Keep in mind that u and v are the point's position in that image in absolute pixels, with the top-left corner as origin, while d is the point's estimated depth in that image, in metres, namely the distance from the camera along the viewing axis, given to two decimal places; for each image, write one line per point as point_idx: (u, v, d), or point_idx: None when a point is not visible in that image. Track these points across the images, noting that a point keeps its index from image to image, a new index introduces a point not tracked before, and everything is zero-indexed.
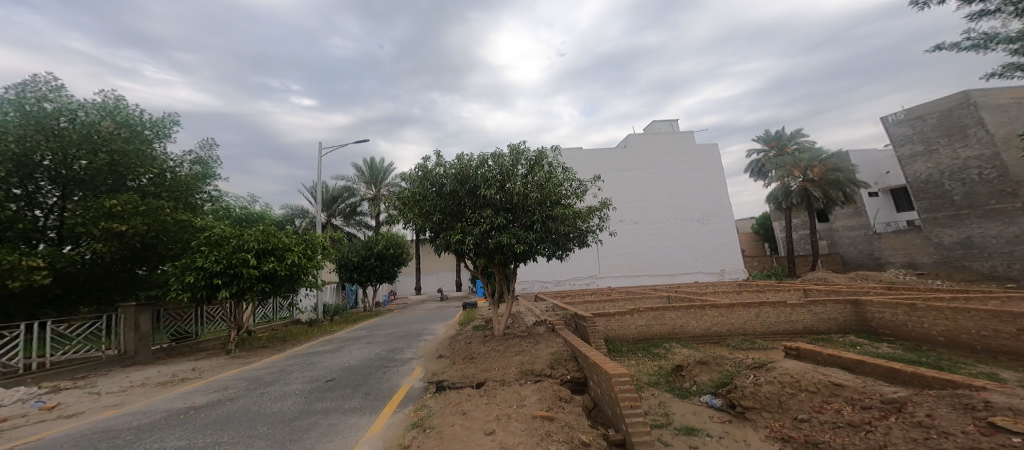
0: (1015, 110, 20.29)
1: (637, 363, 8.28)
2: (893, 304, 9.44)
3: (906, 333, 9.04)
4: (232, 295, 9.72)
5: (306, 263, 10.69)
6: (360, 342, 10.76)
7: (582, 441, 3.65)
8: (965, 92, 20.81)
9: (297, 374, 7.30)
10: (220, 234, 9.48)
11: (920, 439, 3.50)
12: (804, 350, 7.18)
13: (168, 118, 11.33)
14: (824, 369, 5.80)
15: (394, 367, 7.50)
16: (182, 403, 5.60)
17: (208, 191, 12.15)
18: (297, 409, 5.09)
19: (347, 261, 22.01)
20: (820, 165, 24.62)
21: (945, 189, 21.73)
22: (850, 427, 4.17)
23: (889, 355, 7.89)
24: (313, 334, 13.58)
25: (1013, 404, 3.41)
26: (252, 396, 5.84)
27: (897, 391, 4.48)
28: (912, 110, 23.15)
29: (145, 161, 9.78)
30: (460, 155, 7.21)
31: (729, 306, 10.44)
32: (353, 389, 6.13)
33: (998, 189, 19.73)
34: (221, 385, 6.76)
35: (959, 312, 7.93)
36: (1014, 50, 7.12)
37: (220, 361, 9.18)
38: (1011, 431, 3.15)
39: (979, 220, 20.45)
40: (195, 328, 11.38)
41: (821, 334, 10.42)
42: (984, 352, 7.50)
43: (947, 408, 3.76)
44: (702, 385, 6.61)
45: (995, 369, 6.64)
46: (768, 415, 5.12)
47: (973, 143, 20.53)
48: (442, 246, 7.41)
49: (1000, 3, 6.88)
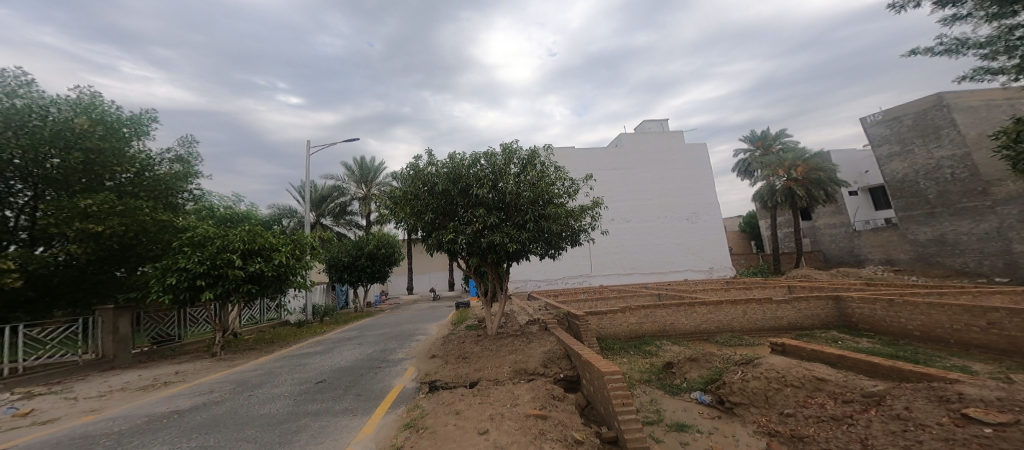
0: (985, 112, 21.07)
1: (628, 360, 8.37)
2: (872, 300, 9.74)
3: (885, 328, 9.33)
4: (217, 297, 9.47)
5: (294, 263, 10.52)
6: (351, 343, 10.64)
7: (575, 439, 3.67)
8: (939, 94, 21.52)
9: (286, 376, 7.18)
10: (204, 235, 9.27)
11: (898, 431, 3.63)
12: (789, 346, 7.34)
13: (146, 115, 10.99)
14: (808, 364, 5.95)
15: (386, 368, 7.43)
16: (165, 407, 5.45)
17: (190, 190, 11.83)
18: (286, 411, 5.02)
19: (337, 261, 21.68)
20: (804, 164, 25.21)
21: (921, 188, 22.48)
22: (833, 420, 4.30)
23: (868, 349, 8.16)
24: (303, 335, 13.37)
25: (986, 396, 3.54)
26: (239, 399, 5.72)
27: (877, 385, 4.62)
28: (889, 111, 23.98)
29: (121, 160, 9.45)
30: (453, 154, 7.17)
31: (718, 303, 10.63)
32: (343, 390, 6.05)
33: (970, 188, 20.46)
34: (206, 388, 6.59)
35: (934, 307, 8.22)
36: (984, 55, 7.40)
37: (205, 364, 8.96)
38: (983, 422, 3.28)
39: (952, 217, 21.23)
40: (179, 330, 11.09)
41: (804, 330, 10.67)
42: (956, 345, 7.80)
43: (923, 400, 3.90)
44: (692, 381, 6.71)
45: (968, 362, 6.90)
46: (755, 410, 5.25)
47: (947, 143, 21.23)
48: (435, 246, 7.36)
49: (972, 7, 7.13)
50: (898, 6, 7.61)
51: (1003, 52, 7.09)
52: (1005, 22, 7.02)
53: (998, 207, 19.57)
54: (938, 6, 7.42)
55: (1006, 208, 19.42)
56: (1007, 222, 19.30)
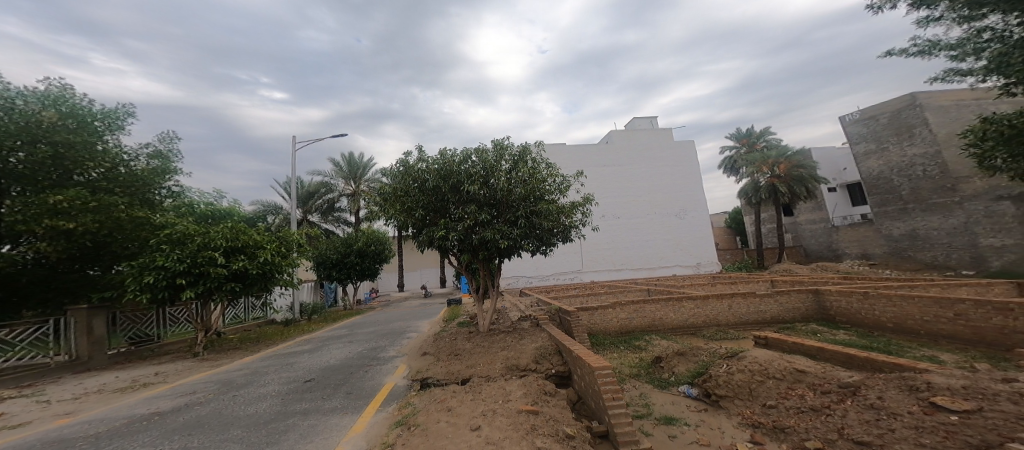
0: (955, 112, 21.79)
1: (619, 356, 8.47)
2: (849, 293, 10.07)
3: (861, 320, 9.68)
4: (198, 296, 9.21)
5: (280, 261, 10.27)
6: (340, 341, 10.49)
7: (567, 434, 3.70)
8: (912, 93, 22.18)
9: (273, 376, 7.04)
10: (183, 233, 9.04)
11: (872, 420, 3.79)
12: (772, 339, 7.54)
13: (122, 110, 10.59)
14: (790, 357, 6.12)
15: (376, 366, 7.36)
16: (145, 409, 5.30)
17: (168, 186, 11.43)
18: (275, 410, 4.96)
19: (326, 258, 21.34)
20: (786, 162, 25.70)
21: (894, 185, 23.30)
22: (812, 411, 4.44)
23: (845, 341, 8.47)
24: (290, 334, 13.17)
25: (952, 385, 3.71)
26: (223, 399, 5.60)
27: (852, 376, 4.81)
28: (866, 110, 24.68)
29: (94, 155, 9.05)
30: (443, 151, 7.12)
31: (704, 298, 10.86)
32: (333, 388, 5.99)
33: (940, 184, 21.25)
34: (188, 389, 6.41)
35: (906, 300, 8.54)
36: (954, 56, 7.68)
37: (188, 364, 8.76)
38: (950, 410, 3.44)
39: (924, 213, 22.08)
40: (158, 331, 10.74)
41: (786, 323, 10.96)
42: (926, 336, 8.13)
43: (895, 390, 4.06)
44: (680, 375, 6.86)
45: (936, 352, 7.22)
46: (739, 402, 5.38)
47: (918, 141, 21.98)
48: (426, 243, 7.30)
49: (944, 10, 7.39)
50: (875, 7, 7.86)
51: (971, 53, 7.39)
52: (974, 25, 7.31)
53: (966, 203, 20.39)
54: (912, 8, 7.65)
55: (972, 204, 20.24)
56: (973, 217, 20.14)
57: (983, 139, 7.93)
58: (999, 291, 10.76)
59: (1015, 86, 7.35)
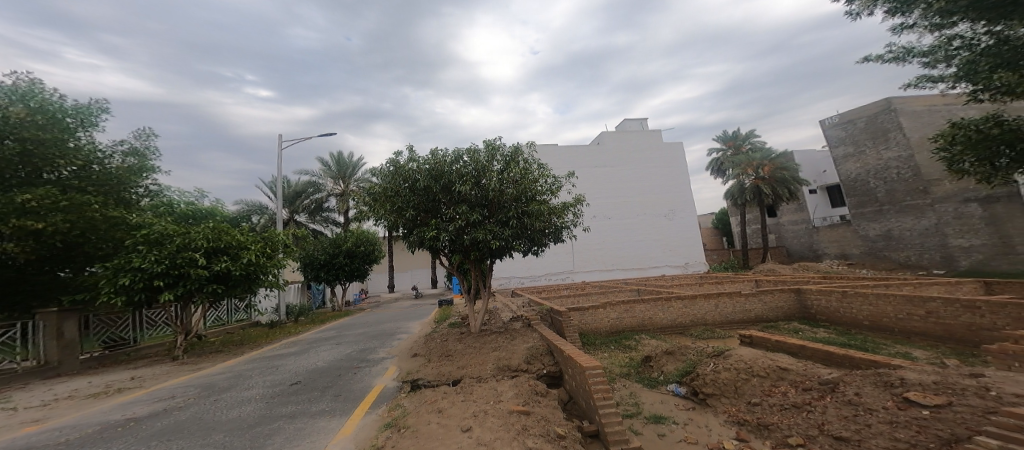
0: (927, 117, 22.52)
1: (609, 355, 8.53)
2: (829, 292, 10.35)
3: (839, 318, 9.96)
4: (178, 298, 8.96)
5: (264, 262, 10.07)
6: (328, 343, 10.33)
7: (558, 434, 3.71)
8: (888, 98, 22.91)
9: (257, 379, 6.88)
10: (162, 233, 8.76)
11: (850, 416, 3.91)
12: (757, 337, 7.69)
13: (95, 106, 10.22)
14: (773, 355, 6.25)
15: (365, 368, 7.27)
16: (120, 414, 5.14)
17: (145, 185, 11.10)
18: (259, 414, 4.85)
19: (313, 259, 20.99)
20: (770, 164, 26.34)
21: (871, 187, 24.07)
22: (794, 408, 4.55)
23: (825, 338, 8.70)
24: (275, 336, 12.91)
25: (924, 380, 3.86)
26: (205, 403, 5.47)
27: (832, 373, 4.95)
28: (845, 114, 25.41)
29: (65, 152, 8.73)
30: (435, 151, 7.07)
31: (692, 297, 11.03)
32: (320, 391, 5.88)
33: (913, 187, 22.03)
34: (166, 394, 6.21)
35: (881, 298, 8.82)
36: (925, 62, 7.99)
37: (166, 368, 8.50)
38: (921, 405, 3.57)
39: (898, 214, 22.86)
40: (134, 334, 10.42)
41: (770, 322, 11.19)
42: (900, 333, 8.42)
43: (870, 386, 4.20)
44: (668, 374, 6.95)
45: (909, 348, 7.48)
46: (725, 400, 5.48)
47: (893, 145, 22.74)
48: (416, 243, 7.25)
49: (917, 17, 7.69)
50: (854, 13, 8.12)
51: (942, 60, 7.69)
52: (945, 33, 7.61)
53: (936, 205, 21.18)
54: (888, 15, 7.93)
55: (943, 206, 21.02)
56: (943, 218, 20.93)
57: (952, 143, 8.23)
58: (967, 289, 11.23)
59: (982, 93, 7.65)
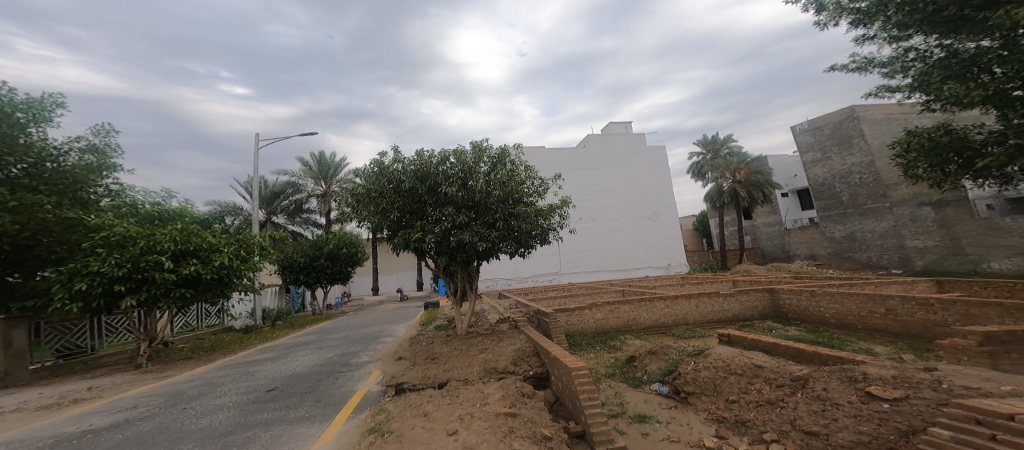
0: (886, 124, 23.58)
1: (595, 356, 8.63)
2: (800, 292, 10.77)
3: (809, 317, 10.37)
4: (141, 303, 8.53)
5: (238, 264, 9.73)
6: (308, 348, 10.04)
7: (544, 435, 3.72)
8: (851, 106, 24.01)
9: (230, 386, 6.62)
10: (124, 235, 8.28)
11: (819, 411, 4.07)
12: (734, 336, 7.91)
13: (49, 100, 9.64)
14: (749, 353, 6.45)
15: (348, 373, 7.10)
16: (76, 427, 4.84)
17: (105, 184, 10.59)
18: (233, 422, 4.67)
19: (292, 262, 20.38)
20: (746, 168, 27.28)
21: (836, 191, 25.21)
22: (769, 404, 4.71)
23: (797, 336, 9.05)
24: (249, 341, 12.46)
25: (884, 374, 4.08)
26: (172, 412, 5.22)
27: (803, 369, 5.14)
28: (813, 120, 26.48)
29: (14, 149, 8.22)
30: (420, 151, 7.00)
31: (674, 298, 11.28)
32: (299, 397, 5.71)
33: (874, 191, 23.19)
34: (128, 403, 5.91)
35: (846, 297, 9.23)
36: (885, 73, 8.44)
37: (128, 377, 8.07)
38: (883, 398, 3.76)
39: (860, 217, 24.02)
40: (91, 341, 9.87)
41: (747, 320, 11.54)
42: (863, 330, 8.84)
43: (837, 381, 4.39)
44: (651, 374, 7.07)
45: (871, 344, 7.85)
46: (705, 398, 5.61)
47: (856, 151, 23.89)
48: (401, 245, 7.14)
49: (877, 29, 8.12)
50: (822, 23, 8.49)
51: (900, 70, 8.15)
52: (902, 45, 8.06)
53: (895, 208, 22.38)
54: (852, 26, 8.34)
55: (900, 210, 22.22)
56: (900, 221, 22.14)
57: (907, 150, 8.59)
58: (922, 288, 11.91)
59: (934, 103, 8.12)
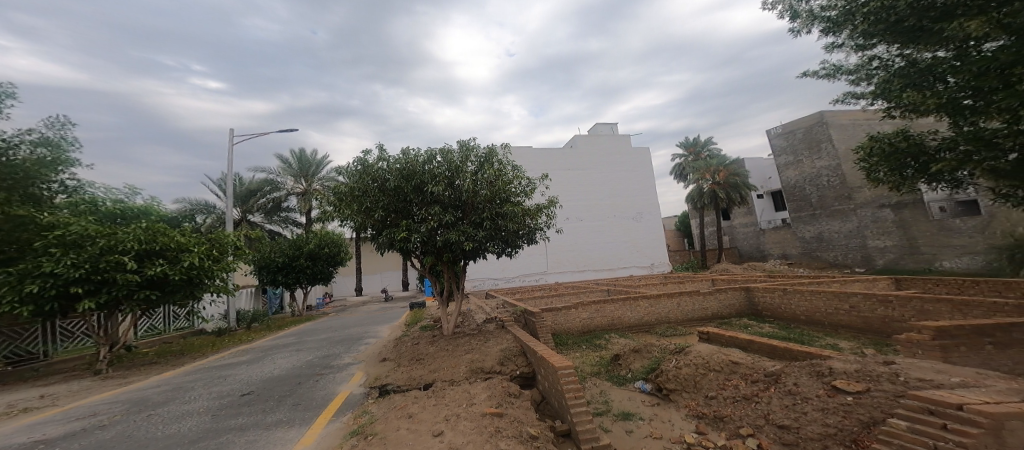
0: (852, 130, 24.67)
1: (581, 354, 8.71)
2: (773, 290, 11.14)
3: (781, 314, 10.74)
4: (100, 305, 8.13)
5: (210, 265, 9.38)
6: (287, 350, 9.76)
7: (530, 435, 3.72)
8: (821, 112, 24.99)
9: (201, 391, 6.38)
10: (82, 234, 7.83)
11: (791, 405, 4.22)
12: (713, 334, 8.10)
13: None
14: (726, 350, 6.63)
15: (329, 375, 6.93)
16: (27, 437, 4.58)
17: (61, 180, 10.10)
18: (203, 428, 4.49)
19: (270, 261, 19.75)
20: (725, 170, 28.08)
21: (807, 193, 26.20)
22: (744, 400, 4.85)
23: (770, 333, 9.36)
24: (222, 344, 12.04)
25: (848, 368, 4.26)
26: (135, 420, 4.99)
27: (776, 365, 5.32)
28: (786, 125, 27.41)
29: None
30: (406, 150, 6.91)
31: (657, 296, 11.48)
32: (276, 401, 5.54)
33: (840, 193, 24.22)
34: (85, 411, 5.61)
35: (815, 295, 9.61)
36: (851, 80, 8.81)
37: (85, 384, 7.65)
38: (848, 392, 3.94)
39: (828, 218, 25.07)
40: (44, 347, 9.38)
41: (725, 318, 11.87)
42: (830, 326, 9.21)
43: (806, 375, 4.56)
44: (635, 371, 7.18)
45: (837, 340, 8.19)
46: (686, 395, 5.73)
47: (825, 155, 24.89)
48: (386, 245, 7.02)
49: (845, 38, 8.47)
50: (796, 30, 8.79)
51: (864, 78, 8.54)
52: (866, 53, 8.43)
53: (858, 210, 23.44)
54: (822, 34, 8.67)
55: (863, 211, 23.27)
56: (863, 223, 23.20)
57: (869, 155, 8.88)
58: (883, 285, 12.54)
59: (894, 110, 8.53)
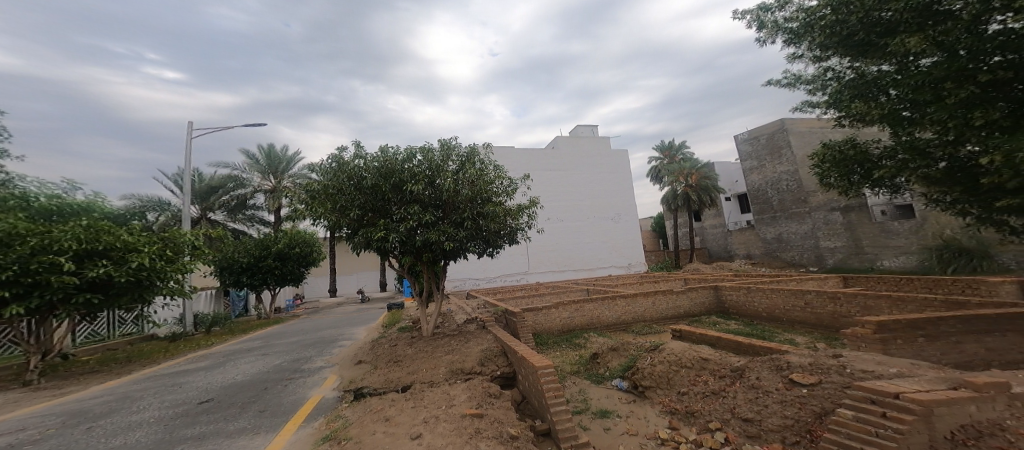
0: (810, 136, 26.02)
1: (560, 354, 8.78)
2: (739, 288, 11.61)
3: (746, 311, 11.22)
4: (30, 309, 7.48)
5: (162, 266, 8.80)
6: (252, 355, 9.32)
7: (511, 435, 3.71)
8: (782, 119, 26.27)
9: (152, 400, 6.00)
10: (9, 232, 7.19)
11: (754, 398, 4.41)
12: (684, 331, 8.34)
13: None
14: (696, 346, 6.86)
15: (299, 379, 6.68)
16: None
17: None
18: (155, 439, 4.23)
19: (235, 262, 18.79)
20: (697, 173, 29.10)
21: (768, 196, 27.50)
22: (713, 395, 5.02)
23: (736, 330, 9.76)
24: (180, 350, 11.36)
25: (803, 362, 4.51)
26: (74, 433, 4.63)
27: (740, 361, 5.54)
28: (752, 131, 28.65)
29: None
30: (383, 148, 6.74)
31: (633, 295, 11.73)
32: (240, 408, 5.28)
33: (798, 197, 25.59)
34: (15, 426, 5.17)
35: (776, 292, 10.09)
36: (809, 89, 9.30)
37: (14, 397, 6.98)
38: (803, 384, 4.16)
39: (787, 220, 26.44)
40: None
41: (696, 316, 12.27)
42: (789, 323, 9.71)
43: (767, 370, 4.76)
44: (613, 369, 7.30)
45: (795, 335, 8.64)
46: (660, 392, 5.88)
47: (784, 160, 26.18)
48: (363, 244, 6.83)
49: (805, 49, 8.92)
50: (762, 40, 9.20)
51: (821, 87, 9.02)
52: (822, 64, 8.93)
53: (813, 212, 24.85)
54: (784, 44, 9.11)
55: (817, 214, 24.64)
56: (817, 225, 24.61)
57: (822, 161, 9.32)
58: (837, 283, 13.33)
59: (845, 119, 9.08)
